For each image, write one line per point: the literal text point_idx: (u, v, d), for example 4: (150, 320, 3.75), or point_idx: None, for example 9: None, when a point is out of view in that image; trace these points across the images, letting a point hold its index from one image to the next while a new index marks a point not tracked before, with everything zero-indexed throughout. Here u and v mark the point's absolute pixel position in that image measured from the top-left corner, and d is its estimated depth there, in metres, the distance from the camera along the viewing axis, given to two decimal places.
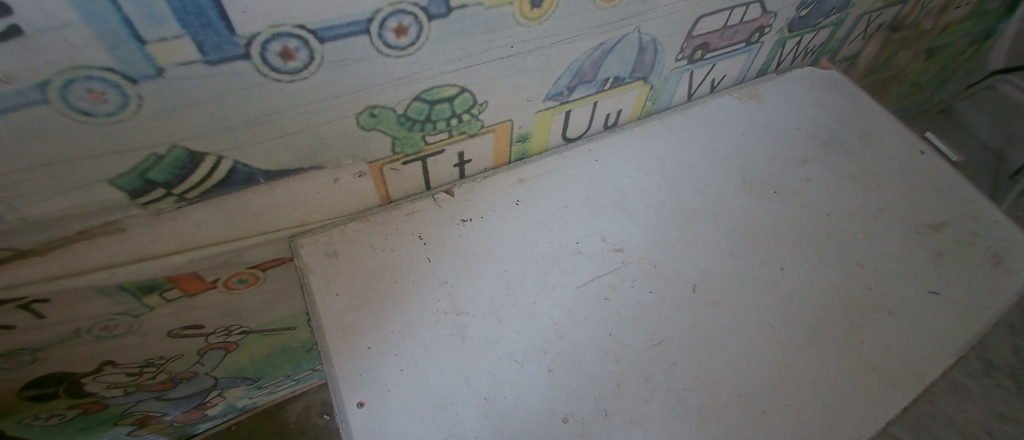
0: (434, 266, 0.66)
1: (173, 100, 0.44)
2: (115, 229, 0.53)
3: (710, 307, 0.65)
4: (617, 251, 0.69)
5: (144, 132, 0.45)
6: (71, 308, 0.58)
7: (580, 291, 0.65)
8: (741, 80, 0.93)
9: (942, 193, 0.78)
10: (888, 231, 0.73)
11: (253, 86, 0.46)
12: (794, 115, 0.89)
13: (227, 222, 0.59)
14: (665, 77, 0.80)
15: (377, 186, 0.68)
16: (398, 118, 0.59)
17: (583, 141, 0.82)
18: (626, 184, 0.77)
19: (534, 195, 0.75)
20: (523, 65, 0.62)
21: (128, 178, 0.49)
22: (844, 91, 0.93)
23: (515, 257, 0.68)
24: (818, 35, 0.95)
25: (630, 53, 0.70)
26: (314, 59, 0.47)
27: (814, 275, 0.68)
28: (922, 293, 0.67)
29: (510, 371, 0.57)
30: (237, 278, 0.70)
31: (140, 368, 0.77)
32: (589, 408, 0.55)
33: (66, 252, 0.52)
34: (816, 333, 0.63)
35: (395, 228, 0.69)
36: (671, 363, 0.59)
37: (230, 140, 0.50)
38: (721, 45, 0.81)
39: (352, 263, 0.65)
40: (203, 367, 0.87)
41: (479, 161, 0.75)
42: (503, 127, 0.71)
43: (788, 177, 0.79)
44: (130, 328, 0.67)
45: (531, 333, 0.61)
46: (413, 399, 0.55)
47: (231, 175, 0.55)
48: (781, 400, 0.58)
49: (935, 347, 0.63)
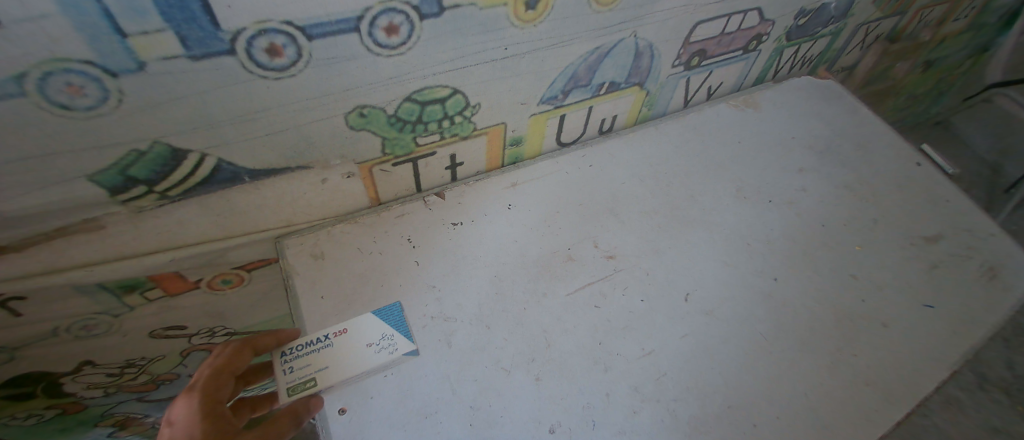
0: (422, 270, 0.65)
1: (154, 95, 0.43)
2: (95, 226, 0.51)
3: (701, 316, 0.64)
4: (609, 258, 0.68)
5: (125, 128, 0.44)
6: (49, 306, 0.57)
7: (571, 298, 0.64)
8: (737, 88, 0.93)
9: (937, 205, 0.77)
10: (885, 242, 0.73)
11: (238, 82, 0.45)
12: (791, 124, 0.88)
13: (211, 221, 0.58)
14: (662, 83, 0.80)
15: (366, 187, 0.67)
16: (388, 119, 0.58)
17: (577, 146, 0.82)
18: (620, 191, 0.76)
19: (525, 199, 0.74)
20: (517, 68, 0.61)
21: (108, 175, 0.47)
22: (841, 101, 0.93)
23: (506, 261, 0.67)
24: (816, 45, 0.94)
25: (626, 57, 0.70)
26: (302, 56, 0.46)
27: (808, 286, 0.68)
28: (917, 305, 0.66)
29: (497, 379, 0.56)
30: (221, 279, 0.69)
31: (121, 369, 0.75)
32: (577, 418, 0.54)
33: (43, 249, 0.51)
34: (809, 344, 0.62)
35: (384, 230, 0.68)
36: (661, 373, 0.58)
37: (215, 138, 0.49)
38: (718, 52, 0.80)
39: (339, 265, 0.64)
40: (187, 368, 0.85)
41: (471, 164, 0.74)
42: (496, 130, 0.70)
43: (783, 186, 0.79)
44: (111, 328, 0.66)
45: (519, 340, 0.60)
46: (397, 407, 0.54)
47: (215, 174, 0.53)
48: (772, 413, 0.57)
49: (930, 362, 0.61)
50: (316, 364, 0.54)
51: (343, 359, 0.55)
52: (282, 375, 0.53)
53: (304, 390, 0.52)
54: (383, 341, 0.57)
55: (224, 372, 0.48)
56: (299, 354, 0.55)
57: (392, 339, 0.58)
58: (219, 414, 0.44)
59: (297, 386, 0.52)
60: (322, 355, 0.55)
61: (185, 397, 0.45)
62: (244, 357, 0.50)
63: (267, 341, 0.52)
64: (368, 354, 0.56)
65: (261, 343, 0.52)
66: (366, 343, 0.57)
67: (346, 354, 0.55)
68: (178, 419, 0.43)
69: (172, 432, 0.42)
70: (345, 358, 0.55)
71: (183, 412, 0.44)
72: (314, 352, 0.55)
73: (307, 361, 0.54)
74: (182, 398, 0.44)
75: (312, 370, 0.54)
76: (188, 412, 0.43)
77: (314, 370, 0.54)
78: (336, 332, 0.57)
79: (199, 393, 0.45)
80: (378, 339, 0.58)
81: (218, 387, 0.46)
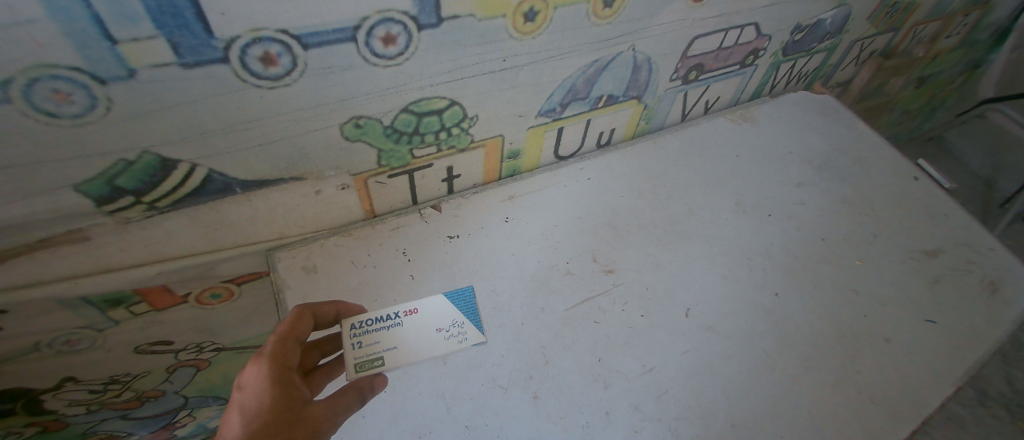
0: (417, 284, 0.64)
1: (144, 103, 0.42)
2: (80, 237, 0.50)
3: (703, 331, 0.62)
4: (608, 272, 0.67)
5: (113, 137, 0.43)
6: (29, 319, 0.55)
7: (570, 313, 0.62)
8: (735, 103, 0.94)
9: (936, 219, 0.77)
10: (886, 256, 0.72)
11: (230, 92, 0.44)
12: (789, 138, 0.88)
13: (201, 233, 0.57)
14: (660, 97, 0.80)
15: (362, 199, 0.66)
16: (385, 129, 0.57)
17: (575, 159, 0.81)
18: (618, 204, 0.76)
19: (524, 212, 0.73)
20: (515, 79, 0.61)
21: (94, 184, 0.46)
22: (838, 116, 0.93)
23: (504, 275, 0.65)
24: (812, 60, 0.95)
25: (624, 71, 0.70)
26: (297, 65, 0.45)
27: (810, 301, 0.67)
28: (921, 321, 0.65)
29: (494, 397, 0.55)
30: (210, 293, 0.67)
31: (103, 385, 0.71)
32: (576, 438, 0.53)
33: (25, 261, 0.49)
34: (813, 361, 0.61)
35: (379, 243, 0.67)
36: (663, 391, 0.57)
37: (206, 148, 0.48)
38: (715, 66, 0.80)
39: (331, 279, 0.63)
40: (173, 386, 0.79)
41: (469, 176, 0.73)
42: (494, 142, 0.69)
43: (783, 200, 0.78)
44: (94, 342, 0.64)
45: (517, 357, 0.58)
46: (389, 427, 0.52)
47: (206, 184, 0.52)
48: (777, 432, 0.55)
49: (936, 379, 0.60)
50: (384, 343, 0.50)
51: (412, 342, 0.51)
52: (351, 349, 0.49)
53: (370, 369, 0.49)
54: (454, 329, 0.53)
55: (292, 336, 0.42)
56: (369, 328, 0.51)
57: (462, 327, 0.53)
58: (291, 382, 0.40)
59: (364, 363, 0.49)
60: (391, 334, 0.51)
61: (253, 361, 0.39)
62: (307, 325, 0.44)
63: (327, 310, 0.48)
64: (438, 340, 0.52)
65: (321, 312, 0.48)
66: (437, 328, 0.52)
67: (414, 337, 0.51)
68: (249, 385, 0.38)
69: (242, 398, 0.37)
70: (414, 341, 0.51)
71: (255, 377, 0.39)
72: (384, 329, 0.51)
73: (376, 338, 0.50)
74: (252, 362, 0.39)
75: (380, 349, 0.50)
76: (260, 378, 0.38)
77: (382, 349, 0.50)
78: (407, 311, 0.52)
79: (269, 358, 0.40)
80: (448, 325, 0.53)
81: (288, 351, 0.41)
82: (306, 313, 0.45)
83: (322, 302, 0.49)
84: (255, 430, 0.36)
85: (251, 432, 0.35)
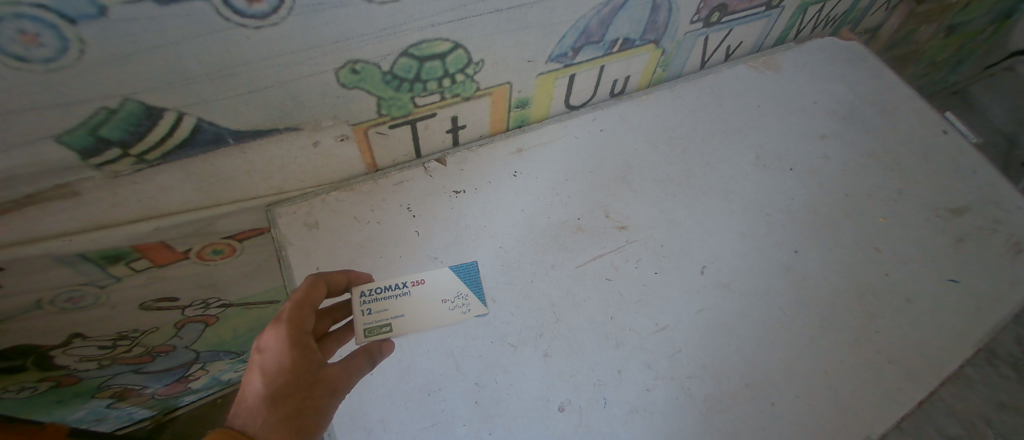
0: (422, 241, 0.62)
1: (120, 44, 0.38)
2: (69, 193, 0.47)
3: (717, 289, 0.61)
4: (621, 229, 0.65)
5: (91, 83, 0.39)
6: (29, 277, 0.53)
7: (581, 270, 0.61)
8: (757, 49, 0.87)
9: (965, 175, 0.73)
10: (909, 213, 0.69)
11: (213, 31, 0.40)
12: (813, 87, 0.83)
13: (196, 186, 0.54)
14: (678, 42, 0.74)
15: (363, 152, 0.63)
16: (383, 76, 0.53)
17: (587, 109, 0.76)
18: (632, 157, 0.72)
19: (533, 166, 0.70)
20: (524, 20, 0.56)
21: (77, 136, 0.43)
22: (866, 64, 0.87)
23: (513, 232, 0.63)
24: (842, 2, 0.88)
25: (642, 11, 0.64)
26: (284, 1, 0.41)
27: (828, 259, 0.65)
28: (942, 280, 0.64)
29: (505, 355, 0.54)
30: (212, 249, 0.65)
31: (113, 341, 0.72)
32: (587, 396, 0.52)
33: (16, 219, 0.47)
34: (829, 320, 0.60)
35: (382, 198, 0.65)
36: (675, 349, 0.56)
37: (193, 95, 0.45)
38: (740, 8, 0.74)
39: (335, 235, 0.61)
40: (182, 340, 0.81)
41: (475, 127, 0.69)
42: (501, 90, 0.65)
43: (804, 154, 0.74)
44: (99, 300, 0.63)
45: (527, 315, 0.57)
46: (398, 383, 0.52)
47: (196, 135, 0.49)
48: (789, 391, 0.55)
49: (953, 339, 0.59)
50: (393, 310, 0.51)
51: (419, 310, 0.52)
52: (361, 315, 0.49)
53: (379, 334, 0.49)
54: (458, 300, 0.54)
55: (307, 302, 0.42)
56: (378, 296, 0.51)
57: (466, 298, 0.55)
58: (308, 345, 0.40)
59: (374, 328, 0.49)
60: (400, 302, 0.51)
61: (271, 327, 0.40)
62: (321, 291, 0.44)
63: (338, 278, 0.49)
64: (442, 310, 0.53)
65: (333, 281, 0.48)
66: (442, 299, 0.53)
67: (420, 306, 0.52)
68: (268, 348, 0.39)
69: (262, 360, 0.38)
70: (421, 309, 0.52)
71: (273, 341, 0.39)
72: (391, 298, 0.51)
73: (385, 306, 0.51)
74: (270, 326, 0.40)
75: (389, 316, 0.50)
76: (279, 342, 0.39)
77: (391, 317, 0.50)
78: (416, 280, 0.53)
79: (286, 323, 0.40)
80: (453, 296, 0.54)
81: (305, 315, 0.41)
82: (320, 280, 0.45)
83: (333, 272, 0.49)
84: (276, 391, 0.37)
85: (271, 392, 0.37)
